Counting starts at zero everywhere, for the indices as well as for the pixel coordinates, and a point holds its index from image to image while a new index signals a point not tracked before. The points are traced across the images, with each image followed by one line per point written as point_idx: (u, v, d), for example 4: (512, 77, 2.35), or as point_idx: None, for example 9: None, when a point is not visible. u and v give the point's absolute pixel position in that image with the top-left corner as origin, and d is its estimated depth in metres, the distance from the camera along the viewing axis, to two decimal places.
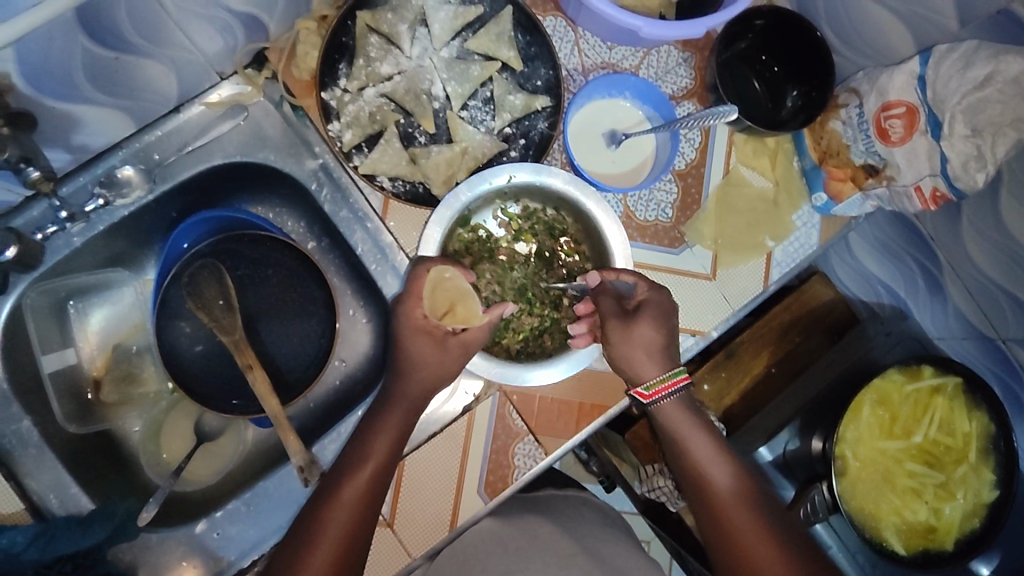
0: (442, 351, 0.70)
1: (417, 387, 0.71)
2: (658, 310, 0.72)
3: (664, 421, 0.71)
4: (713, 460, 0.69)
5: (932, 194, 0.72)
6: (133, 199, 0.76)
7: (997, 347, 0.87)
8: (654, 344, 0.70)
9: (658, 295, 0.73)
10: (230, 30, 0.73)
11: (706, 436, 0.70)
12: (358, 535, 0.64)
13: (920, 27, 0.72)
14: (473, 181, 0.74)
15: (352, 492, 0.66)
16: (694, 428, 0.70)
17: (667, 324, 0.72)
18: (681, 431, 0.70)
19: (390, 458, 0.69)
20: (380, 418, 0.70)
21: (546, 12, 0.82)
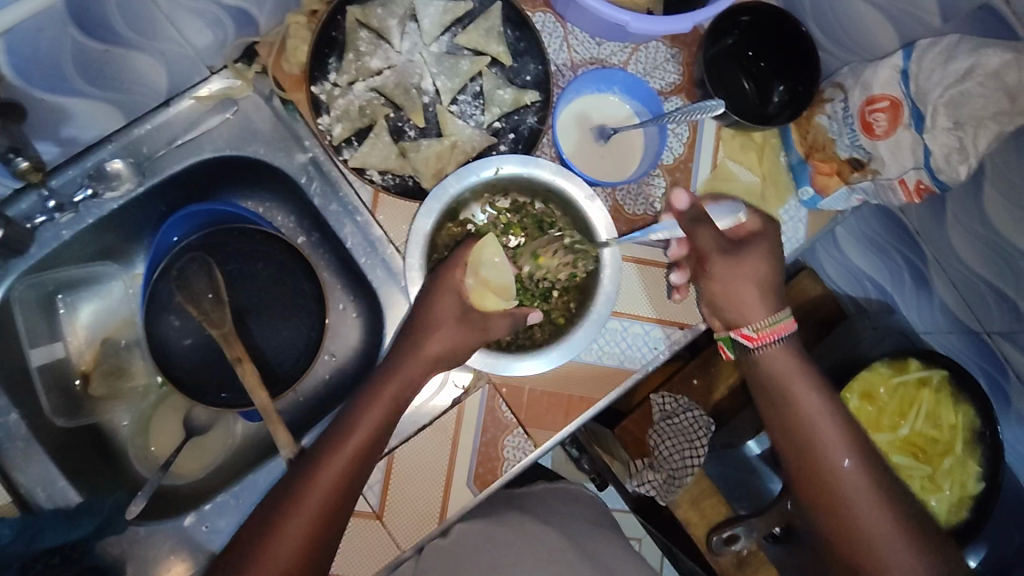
0: (460, 325, 0.72)
1: (411, 375, 0.71)
2: (763, 245, 0.75)
3: (772, 374, 0.75)
4: (824, 416, 0.73)
5: (916, 186, 0.73)
6: (123, 192, 0.76)
7: (983, 342, 0.88)
8: (755, 280, 0.75)
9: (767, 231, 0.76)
10: (221, 25, 0.73)
11: (817, 392, 0.74)
12: (332, 520, 0.65)
13: (903, 22, 0.73)
14: (462, 173, 0.75)
15: (329, 474, 0.66)
16: (806, 382, 0.74)
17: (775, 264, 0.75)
18: (791, 386, 0.74)
19: (371, 444, 0.68)
20: (366, 403, 0.70)
21: (535, 8, 0.83)
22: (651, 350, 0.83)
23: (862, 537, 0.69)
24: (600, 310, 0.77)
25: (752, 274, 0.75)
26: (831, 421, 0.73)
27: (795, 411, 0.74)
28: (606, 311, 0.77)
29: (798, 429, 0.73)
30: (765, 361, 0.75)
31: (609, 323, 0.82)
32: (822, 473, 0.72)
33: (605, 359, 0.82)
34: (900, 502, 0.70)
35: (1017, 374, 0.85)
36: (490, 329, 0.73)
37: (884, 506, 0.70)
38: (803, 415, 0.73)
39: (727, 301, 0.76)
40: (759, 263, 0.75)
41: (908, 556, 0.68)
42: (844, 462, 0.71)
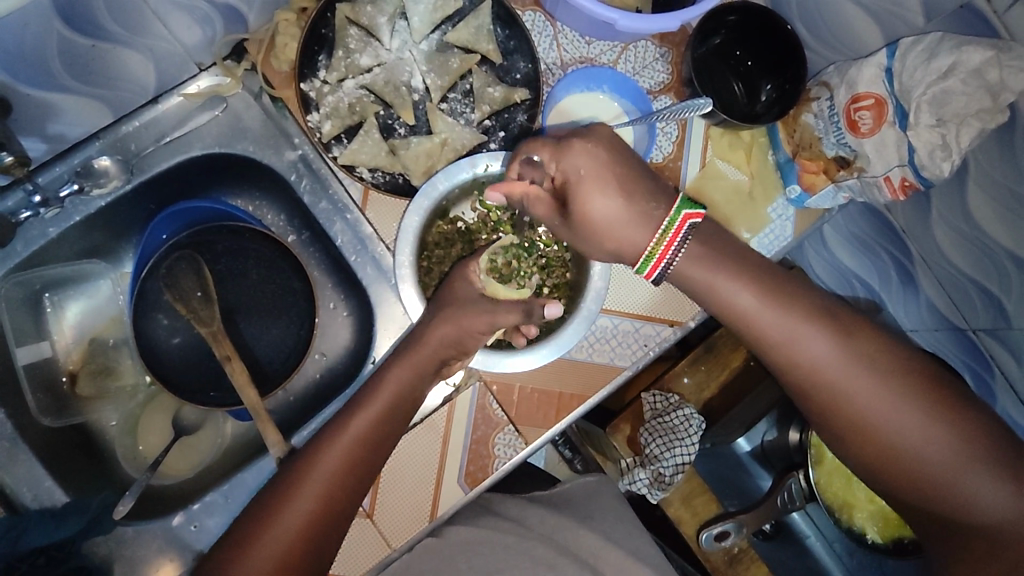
0: (464, 311, 0.71)
1: (413, 372, 0.71)
2: (586, 171, 0.63)
3: (694, 279, 0.67)
4: (762, 308, 0.65)
5: (901, 182, 0.74)
6: (109, 189, 0.76)
7: (968, 339, 0.89)
8: (615, 218, 0.64)
9: (576, 157, 0.64)
10: (209, 22, 0.73)
11: (741, 281, 0.65)
12: (326, 517, 0.64)
13: (888, 21, 0.74)
14: (451, 171, 0.74)
15: (323, 468, 0.64)
16: (729, 277, 0.66)
17: (605, 164, 0.64)
18: (719, 285, 0.66)
19: (370, 440, 0.67)
20: (363, 401, 0.69)
21: (524, 7, 0.83)
22: (642, 347, 0.83)
23: (862, 426, 0.63)
24: (590, 305, 0.76)
25: (604, 214, 0.64)
26: (772, 313, 0.65)
27: (733, 313, 0.66)
28: (596, 306, 0.76)
29: (751, 334, 0.66)
30: (683, 275, 0.67)
31: (599, 321, 0.82)
32: (792, 372, 0.65)
33: (594, 357, 0.82)
34: (875, 364, 0.63)
35: (1003, 371, 0.85)
36: (498, 316, 0.71)
37: (873, 388, 0.62)
38: (747, 309, 0.66)
39: (604, 248, 0.66)
40: (594, 190, 0.63)
41: (917, 430, 0.61)
42: (809, 352, 0.64)
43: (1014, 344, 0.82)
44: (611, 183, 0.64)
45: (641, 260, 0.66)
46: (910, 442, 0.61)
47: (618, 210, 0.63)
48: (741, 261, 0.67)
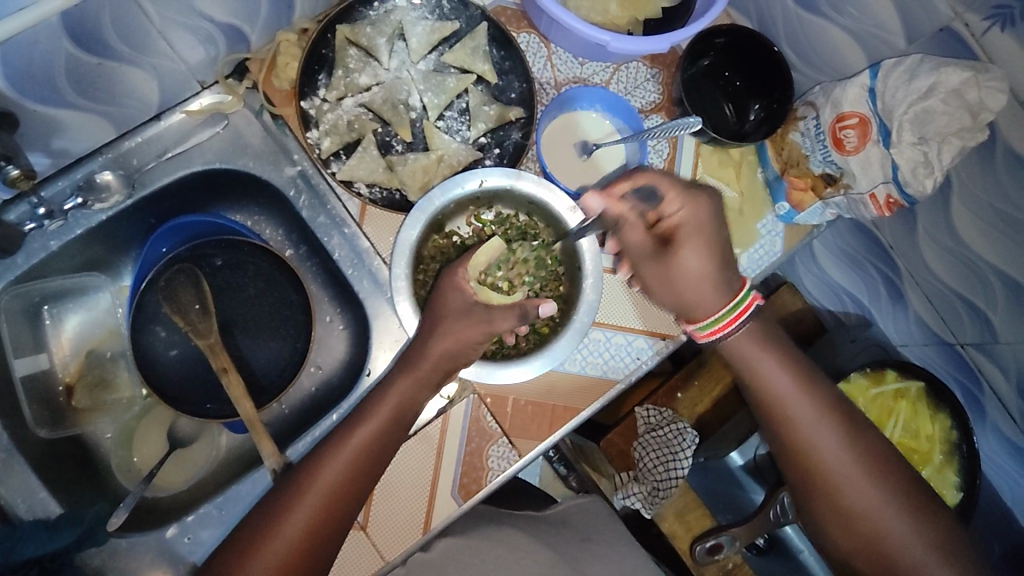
0: (460, 323, 0.71)
1: (414, 385, 0.71)
2: (697, 229, 0.69)
3: (742, 356, 0.73)
4: (795, 394, 0.71)
5: (886, 200, 0.75)
6: (111, 204, 0.77)
7: (957, 353, 0.91)
8: (701, 275, 0.70)
9: (697, 209, 0.69)
10: (213, 41, 0.75)
11: (781, 368, 0.72)
12: (324, 532, 0.65)
13: (871, 44, 0.76)
14: (447, 186, 0.76)
15: (323, 483, 0.66)
16: (773, 360, 0.72)
17: (714, 237, 0.70)
18: (761, 365, 0.72)
19: (371, 453, 0.68)
20: (364, 414, 0.70)
21: (520, 29, 0.86)
22: (634, 361, 0.84)
23: (856, 512, 0.69)
24: (583, 317, 0.78)
25: (694, 264, 0.70)
26: (804, 397, 0.71)
27: (764, 393, 0.72)
28: (589, 319, 0.78)
29: (778, 415, 0.72)
30: (731, 346, 0.73)
31: (592, 334, 0.83)
32: (801, 455, 0.71)
33: (588, 370, 0.83)
34: (884, 465, 0.70)
35: (991, 386, 0.88)
36: (494, 325, 0.71)
37: (871, 481, 0.69)
38: (777, 393, 0.72)
39: (680, 299, 0.72)
40: (698, 246, 0.69)
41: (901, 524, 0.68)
42: (827, 439, 0.70)
43: (1001, 359, 0.84)
44: (711, 245, 0.70)
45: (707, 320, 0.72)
46: (898, 534, 0.68)
47: (708, 268, 0.69)
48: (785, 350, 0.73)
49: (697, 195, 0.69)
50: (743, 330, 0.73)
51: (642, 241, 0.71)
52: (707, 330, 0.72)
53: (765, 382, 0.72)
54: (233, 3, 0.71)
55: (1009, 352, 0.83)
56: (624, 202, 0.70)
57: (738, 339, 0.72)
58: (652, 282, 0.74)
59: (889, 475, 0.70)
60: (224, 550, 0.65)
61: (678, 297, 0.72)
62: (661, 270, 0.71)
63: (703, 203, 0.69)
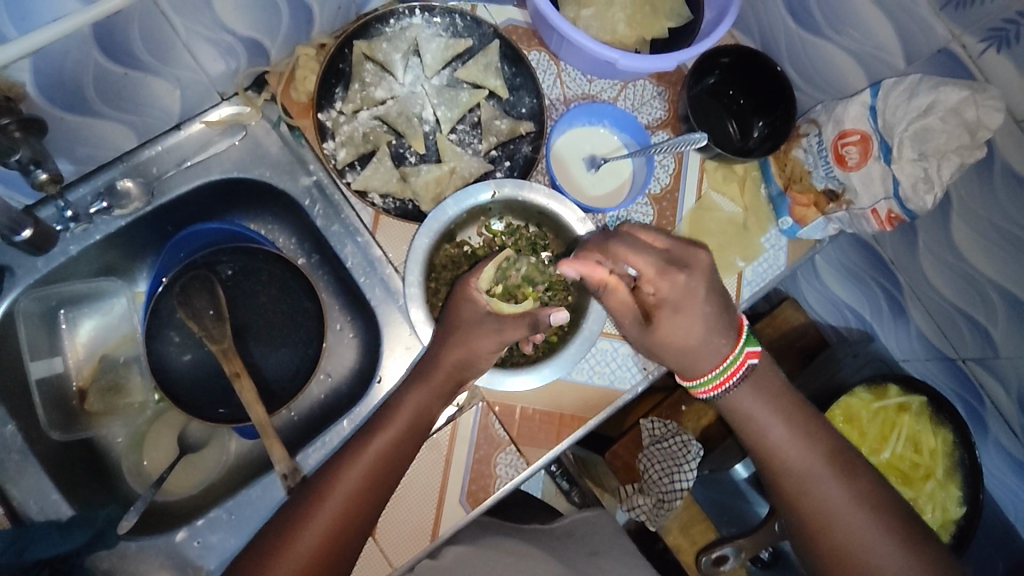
0: (471, 333, 0.71)
1: (430, 395, 0.73)
2: (684, 299, 0.69)
3: (739, 412, 0.75)
4: (791, 447, 0.73)
5: (887, 215, 0.77)
6: (130, 211, 0.79)
7: (957, 367, 0.93)
8: (692, 339, 0.70)
9: (675, 280, 0.68)
10: (234, 54, 0.77)
11: (776, 416, 0.74)
12: (342, 538, 0.66)
13: (871, 64, 0.79)
14: (461, 196, 0.78)
15: (341, 490, 0.67)
16: (769, 415, 0.74)
17: (699, 306, 0.69)
18: (757, 420, 0.74)
19: (388, 460, 0.69)
20: (381, 423, 0.71)
21: (530, 47, 0.88)
22: (639, 371, 0.85)
23: (851, 553, 0.69)
24: (592, 325, 0.80)
25: (679, 337, 0.70)
26: (799, 448, 0.73)
27: (763, 441, 0.74)
28: (597, 326, 0.79)
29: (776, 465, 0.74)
30: (729, 403, 0.74)
31: (599, 344, 0.85)
32: (797, 499, 0.72)
33: (595, 380, 0.84)
34: (882, 503, 0.71)
35: (993, 401, 0.90)
36: (505, 334, 0.71)
37: (867, 522, 0.70)
38: (775, 445, 0.74)
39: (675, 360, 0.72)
40: (679, 321, 0.69)
41: (897, 562, 0.69)
42: (825, 487, 0.71)
43: (1002, 374, 0.86)
44: (694, 319, 0.69)
45: (700, 379, 0.73)
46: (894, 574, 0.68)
47: (696, 334, 0.70)
48: (782, 403, 0.75)
49: (670, 269, 0.68)
50: (742, 383, 0.74)
51: (625, 312, 0.72)
52: (706, 387, 0.73)
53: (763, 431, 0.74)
54: (256, 17, 0.74)
55: (1009, 367, 0.84)
56: (603, 269, 0.70)
57: (738, 392, 0.73)
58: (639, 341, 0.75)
59: (886, 515, 0.70)
60: (246, 554, 0.66)
61: (665, 362, 0.74)
62: (646, 339, 0.72)
63: (680, 278, 0.68)
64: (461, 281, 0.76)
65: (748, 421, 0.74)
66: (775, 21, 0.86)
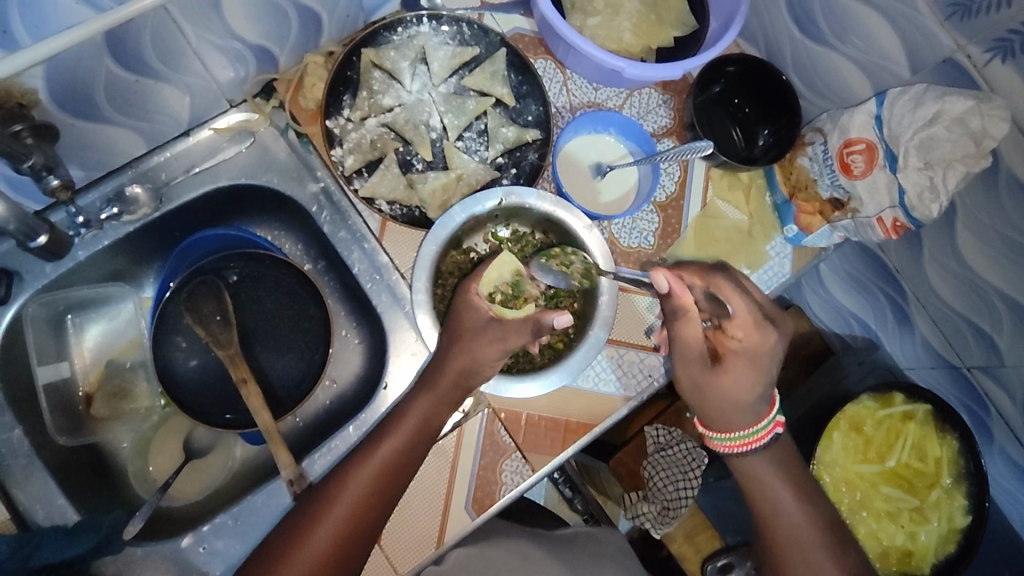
0: (476, 339, 0.71)
1: (436, 402, 0.72)
2: (754, 356, 0.70)
3: (750, 476, 0.76)
4: (792, 517, 0.74)
5: (893, 223, 0.78)
6: (138, 216, 0.79)
7: (963, 375, 0.93)
8: (744, 393, 0.71)
9: (760, 338, 0.70)
10: (243, 61, 0.78)
11: (790, 488, 0.75)
12: (350, 543, 0.66)
13: (876, 73, 0.79)
14: (468, 203, 0.78)
15: (350, 494, 0.67)
16: (783, 486, 0.75)
17: (766, 367, 0.71)
18: (768, 487, 0.75)
19: (397, 464, 0.69)
20: (389, 428, 0.71)
21: (537, 55, 0.89)
22: (644, 378, 0.85)
23: None
24: (598, 332, 0.80)
25: (735, 388, 0.72)
26: (805, 522, 0.74)
27: (768, 508, 0.75)
28: (604, 333, 0.80)
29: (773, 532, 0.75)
30: (745, 467, 0.76)
31: (605, 351, 0.85)
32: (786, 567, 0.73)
33: (601, 387, 0.84)
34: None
35: (999, 409, 0.90)
36: (508, 342, 0.72)
37: None
38: (777, 515, 0.75)
39: (714, 405, 0.73)
40: (746, 373, 0.71)
41: None
42: (818, 563, 0.72)
43: (1008, 382, 0.86)
44: (758, 376, 0.71)
45: (725, 433, 0.75)
46: None
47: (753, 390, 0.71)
48: (795, 475, 0.76)
49: (765, 325, 0.70)
50: (761, 454, 0.75)
51: (695, 349, 0.71)
52: (728, 441, 0.75)
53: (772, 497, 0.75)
54: (266, 25, 0.74)
55: (1015, 375, 0.85)
56: (691, 298, 0.70)
57: (756, 461, 0.75)
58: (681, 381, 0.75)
59: None
60: (256, 558, 0.66)
61: (706, 404, 0.74)
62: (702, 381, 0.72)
63: (770, 338, 0.70)
64: (466, 288, 0.75)
65: (757, 486, 0.75)
66: (780, 31, 0.87)
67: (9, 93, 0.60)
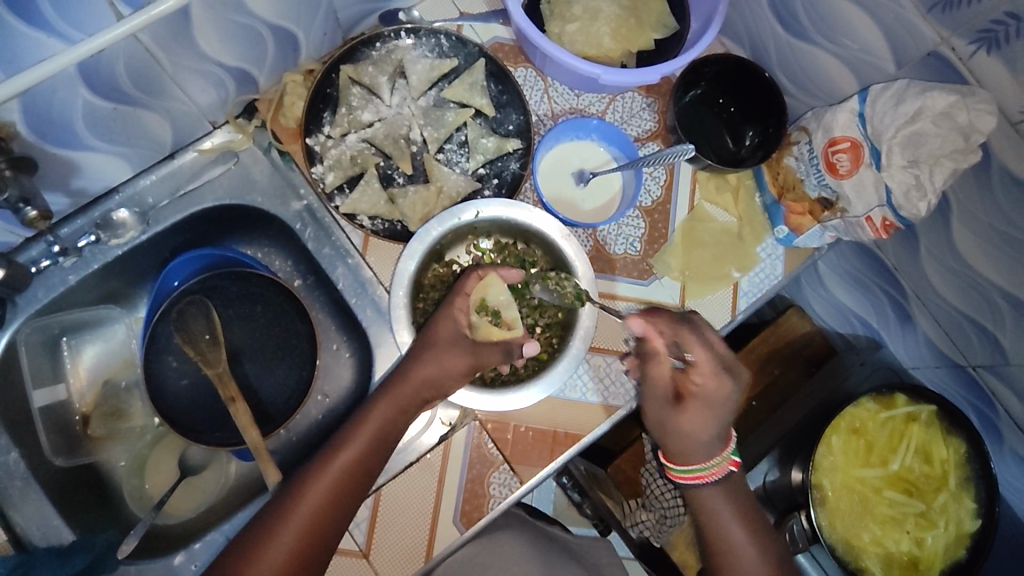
0: (445, 350, 0.73)
1: (395, 409, 0.73)
2: (711, 401, 0.71)
3: (706, 509, 0.76)
4: (747, 549, 0.74)
5: (883, 222, 0.76)
6: (126, 240, 0.81)
7: (968, 375, 0.90)
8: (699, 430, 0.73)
9: (720, 383, 0.70)
10: (223, 84, 0.79)
11: (742, 522, 0.75)
12: (307, 555, 0.67)
13: (861, 69, 0.77)
14: (444, 217, 0.78)
15: (306, 505, 0.68)
16: (734, 518, 0.75)
17: (721, 412, 0.72)
18: (720, 521, 0.75)
19: (355, 475, 0.70)
20: (347, 437, 0.72)
21: (517, 64, 0.89)
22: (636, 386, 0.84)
23: None
24: (580, 346, 0.79)
25: (695, 427, 0.73)
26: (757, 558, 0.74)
27: (720, 542, 0.75)
28: (585, 348, 0.79)
29: (728, 565, 0.74)
30: (699, 497, 0.77)
31: (592, 359, 0.84)
32: None
33: (591, 396, 0.83)
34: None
35: (1007, 410, 0.87)
36: (480, 357, 0.74)
37: None
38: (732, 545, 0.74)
39: (671, 443, 0.76)
40: (702, 416, 0.72)
41: None
42: None
43: (1013, 381, 0.83)
44: (712, 420, 0.72)
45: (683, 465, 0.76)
46: None
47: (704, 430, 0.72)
48: (746, 507, 0.77)
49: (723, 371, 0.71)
50: (714, 487, 0.76)
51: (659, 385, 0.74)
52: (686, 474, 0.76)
53: (721, 528, 0.75)
54: (241, 48, 0.75)
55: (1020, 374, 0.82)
56: (660, 340, 0.73)
57: (713, 493, 0.76)
58: (652, 416, 0.77)
59: None
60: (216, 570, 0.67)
61: (668, 439, 0.75)
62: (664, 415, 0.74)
63: (728, 385, 0.71)
64: (444, 306, 0.76)
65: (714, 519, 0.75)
66: (764, 29, 0.85)
67: None
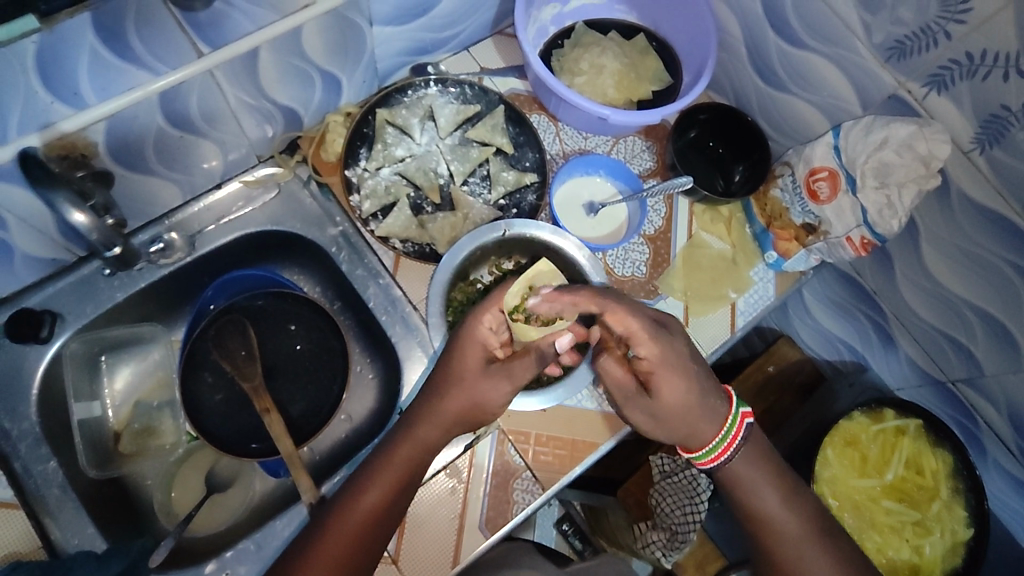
0: (482, 380, 0.75)
1: (422, 444, 0.75)
2: (667, 366, 0.73)
3: (736, 479, 0.79)
4: (777, 511, 0.78)
5: (861, 241, 0.86)
6: (174, 260, 0.87)
7: (948, 389, 0.98)
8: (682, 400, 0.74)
9: (660, 344, 0.73)
10: (273, 121, 0.88)
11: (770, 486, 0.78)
12: None
13: (832, 112, 0.90)
14: (478, 234, 0.86)
15: (331, 546, 0.70)
16: (767, 482, 0.78)
17: (689, 368, 0.74)
18: (753, 486, 0.78)
19: (384, 509, 0.72)
20: (372, 475, 0.74)
21: (532, 111, 1.00)
22: None
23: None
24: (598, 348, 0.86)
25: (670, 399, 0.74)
26: (790, 516, 0.78)
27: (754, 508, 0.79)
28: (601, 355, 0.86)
29: (763, 526, 0.78)
30: (730, 471, 0.79)
31: None
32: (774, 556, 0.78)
33: (605, 407, 0.88)
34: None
35: (987, 422, 0.95)
36: (514, 377, 0.75)
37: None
38: (763, 509, 0.78)
39: (683, 430, 0.76)
40: (674, 382, 0.73)
41: None
42: (808, 556, 0.76)
43: (990, 392, 0.91)
44: (686, 381, 0.73)
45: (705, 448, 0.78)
46: None
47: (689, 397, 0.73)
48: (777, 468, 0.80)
49: (660, 334, 0.73)
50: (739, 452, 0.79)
51: (622, 377, 0.77)
52: (706, 458, 0.79)
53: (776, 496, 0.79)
54: (294, 88, 0.84)
55: (995, 384, 0.90)
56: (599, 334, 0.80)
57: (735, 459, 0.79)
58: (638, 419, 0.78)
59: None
60: None
61: (680, 429, 0.76)
62: (643, 404, 0.76)
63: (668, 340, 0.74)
64: (468, 323, 0.76)
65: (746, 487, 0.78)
66: (746, 82, 0.99)
67: (74, 146, 0.69)
